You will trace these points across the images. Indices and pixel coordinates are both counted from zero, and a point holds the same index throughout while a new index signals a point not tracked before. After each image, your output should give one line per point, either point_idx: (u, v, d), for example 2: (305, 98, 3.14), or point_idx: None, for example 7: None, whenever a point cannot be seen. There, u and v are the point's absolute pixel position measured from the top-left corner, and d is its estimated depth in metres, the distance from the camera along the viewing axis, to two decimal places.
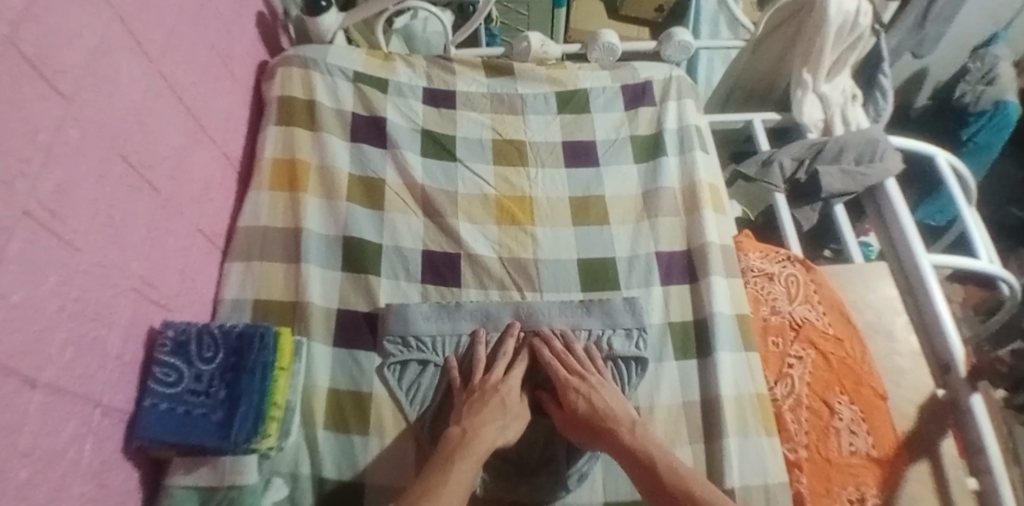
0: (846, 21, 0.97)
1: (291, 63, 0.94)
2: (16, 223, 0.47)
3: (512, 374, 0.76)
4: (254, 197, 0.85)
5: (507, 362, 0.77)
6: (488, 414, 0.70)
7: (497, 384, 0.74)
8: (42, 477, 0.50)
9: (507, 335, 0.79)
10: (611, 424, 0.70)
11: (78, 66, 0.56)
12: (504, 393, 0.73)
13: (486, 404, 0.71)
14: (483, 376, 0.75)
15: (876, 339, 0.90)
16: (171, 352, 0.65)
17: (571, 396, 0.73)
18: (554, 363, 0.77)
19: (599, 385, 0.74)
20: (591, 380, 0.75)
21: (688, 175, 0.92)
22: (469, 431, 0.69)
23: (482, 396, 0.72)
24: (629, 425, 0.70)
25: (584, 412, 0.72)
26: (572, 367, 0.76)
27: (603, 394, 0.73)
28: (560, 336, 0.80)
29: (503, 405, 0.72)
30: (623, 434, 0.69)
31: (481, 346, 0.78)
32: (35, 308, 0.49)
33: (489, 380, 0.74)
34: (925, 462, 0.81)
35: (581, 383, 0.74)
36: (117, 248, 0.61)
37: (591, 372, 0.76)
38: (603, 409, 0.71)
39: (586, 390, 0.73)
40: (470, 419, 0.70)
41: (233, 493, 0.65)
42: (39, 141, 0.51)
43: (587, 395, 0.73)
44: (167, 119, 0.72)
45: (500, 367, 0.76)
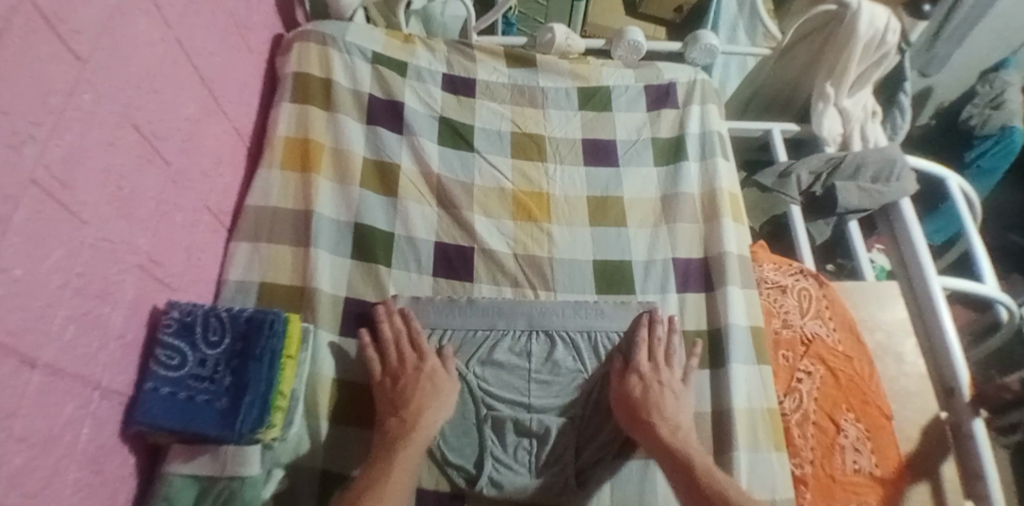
0: (875, 37, 0.97)
1: (309, 39, 0.91)
2: (23, 191, 0.45)
3: (428, 352, 0.73)
4: (265, 175, 0.81)
5: (414, 341, 0.74)
6: (420, 400, 0.68)
7: (418, 365, 0.71)
8: (37, 463, 0.48)
9: (392, 317, 0.75)
10: (654, 419, 0.69)
11: (96, 26, 0.53)
12: (428, 372, 0.71)
13: (415, 388, 0.69)
14: (398, 358, 0.72)
15: (885, 360, 0.91)
16: (176, 333, 0.62)
17: (630, 379, 0.72)
18: (641, 344, 0.75)
19: (667, 382, 0.73)
20: (663, 374, 0.73)
21: (709, 182, 0.91)
22: (407, 419, 0.67)
23: (408, 381, 0.70)
24: (671, 428, 0.68)
25: (638, 398, 0.71)
26: (654, 355, 0.74)
27: (665, 390, 0.72)
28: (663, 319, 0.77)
29: (433, 384, 0.70)
30: (661, 433, 0.67)
31: (387, 324, 0.74)
32: (37, 284, 0.47)
33: (406, 366, 0.71)
34: (926, 484, 0.81)
35: (649, 371, 0.73)
36: (125, 222, 0.58)
37: (667, 368, 0.74)
38: (654, 402, 0.70)
39: (649, 378, 0.72)
40: (404, 408, 0.68)
41: (234, 485, 0.62)
42: (50, 106, 0.47)
43: (648, 384, 0.71)
44: (182, 88, 0.68)
45: (410, 347, 0.73)
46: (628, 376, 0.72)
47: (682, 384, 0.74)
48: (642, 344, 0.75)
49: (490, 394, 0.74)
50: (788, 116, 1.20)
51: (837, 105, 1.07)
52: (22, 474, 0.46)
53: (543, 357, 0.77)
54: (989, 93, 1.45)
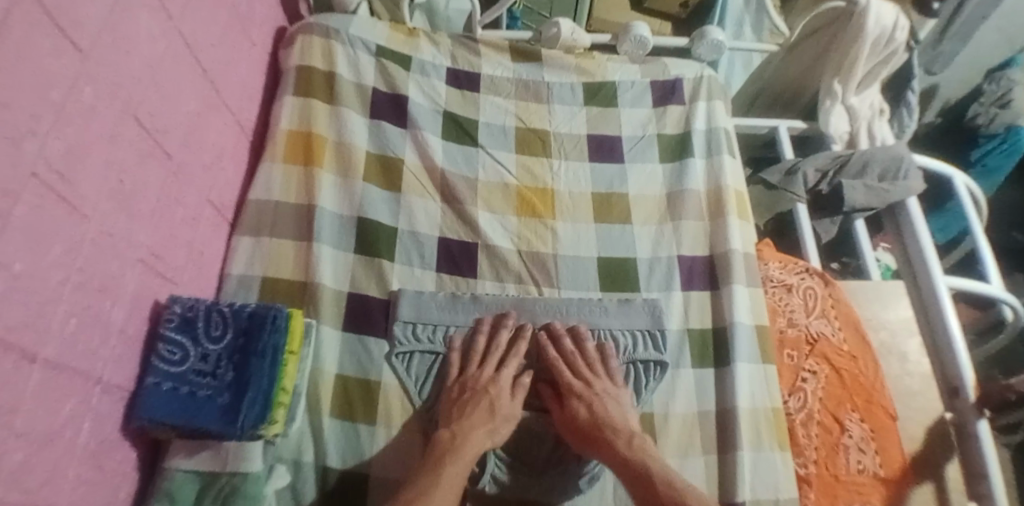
0: (883, 35, 0.95)
1: (312, 32, 0.90)
2: (23, 185, 0.44)
3: (504, 372, 0.73)
4: (267, 169, 0.81)
5: (500, 358, 0.74)
6: (474, 421, 0.68)
7: (489, 383, 0.71)
8: (37, 459, 0.47)
9: (501, 325, 0.76)
10: (608, 435, 0.68)
11: (98, 18, 0.52)
12: (495, 394, 0.70)
13: (475, 407, 0.69)
14: (476, 370, 0.72)
15: (889, 360, 0.90)
16: (178, 328, 0.61)
17: (572, 402, 0.71)
18: (558, 363, 0.74)
19: (604, 393, 0.72)
20: (597, 387, 0.72)
21: (714, 179, 0.90)
22: (459, 435, 0.66)
23: (473, 398, 0.70)
24: (627, 438, 0.67)
25: (585, 419, 0.69)
26: (578, 369, 0.73)
27: (607, 403, 0.71)
28: (569, 332, 0.76)
29: (492, 407, 0.69)
30: (620, 447, 0.67)
31: (483, 336, 0.75)
32: (38, 280, 0.46)
33: (480, 378, 0.71)
34: (930, 484, 0.81)
35: (584, 388, 0.71)
36: (126, 217, 0.58)
37: (598, 377, 0.73)
38: (603, 418, 0.69)
39: (589, 396, 0.71)
40: (458, 424, 0.67)
41: (235, 481, 0.61)
42: (50, 99, 0.47)
43: (590, 403, 0.70)
44: (184, 81, 0.68)
45: (490, 361, 0.73)
46: (571, 400, 0.71)
47: (618, 386, 0.74)
48: (557, 362, 0.74)
49: None
50: (794, 113, 1.19)
51: (844, 102, 1.05)
52: (22, 471, 0.45)
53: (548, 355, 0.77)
54: (994, 92, 1.43)
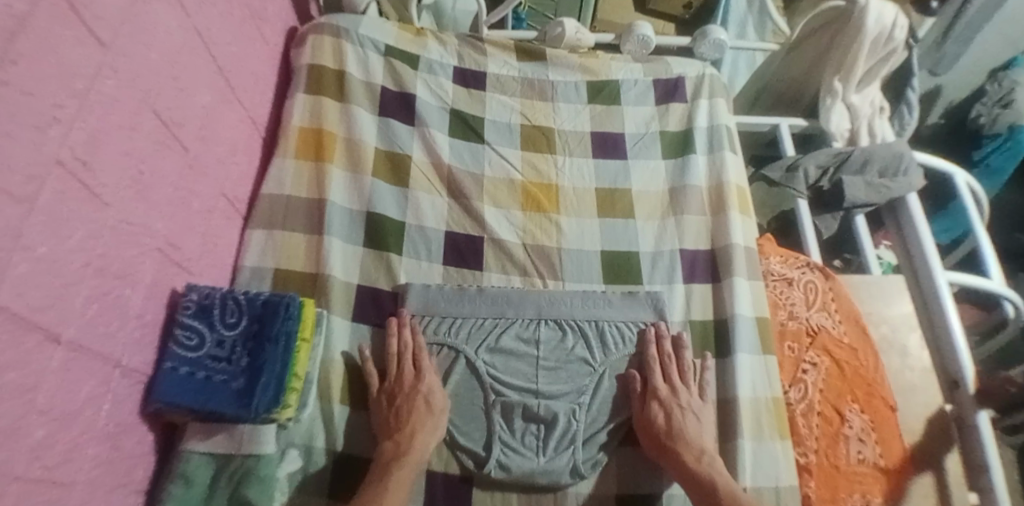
0: (882, 34, 0.97)
1: (323, 31, 0.93)
2: (47, 172, 0.46)
3: (425, 367, 0.73)
4: (279, 163, 0.83)
5: (413, 358, 0.74)
6: (415, 423, 0.68)
7: (415, 382, 0.71)
8: (57, 437, 0.49)
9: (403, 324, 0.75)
10: (679, 446, 0.70)
11: (117, 13, 0.54)
12: (426, 390, 0.71)
13: (412, 408, 0.69)
14: (397, 373, 0.72)
15: (890, 354, 0.91)
16: (194, 315, 0.63)
17: (652, 405, 0.73)
18: (654, 362, 0.76)
19: (687, 404, 0.73)
20: (681, 397, 0.73)
21: (717, 175, 0.92)
22: (402, 442, 0.67)
23: (407, 400, 0.70)
24: (696, 453, 0.69)
25: (661, 425, 0.71)
26: (669, 374, 0.75)
27: (687, 415, 0.72)
28: (672, 336, 0.78)
29: (429, 404, 0.70)
30: (688, 459, 0.69)
31: (395, 338, 0.75)
32: (60, 263, 0.48)
33: (404, 381, 0.71)
34: (930, 476, 0.82)
35: (668, 394, 0.73)
36: (145, 206, 0.60)
37: (687, 389, 0.75)
38: (677, 428, 0.71)
39: (670, 403, 0.73)
40: (399, 431, 0.68)
41: (249, 462, 0.63)
42: (74, 89, 0.49)
43: (669, 410, 0.72)
44: (199, 77, 0.70)
45: (410, 361, 0.73)
46: (650, 401, 0.73)
47: (703, 401, 0.75)
48: (654, 362, 0.76)
49: (500, 380, 0.75)
50: (798, 112, 1.20)
51: (845, 101, 1.07)
52: (42, 447, 0.48)
53: (553, 344, 0.78)
54: (997, 92, 1.45)
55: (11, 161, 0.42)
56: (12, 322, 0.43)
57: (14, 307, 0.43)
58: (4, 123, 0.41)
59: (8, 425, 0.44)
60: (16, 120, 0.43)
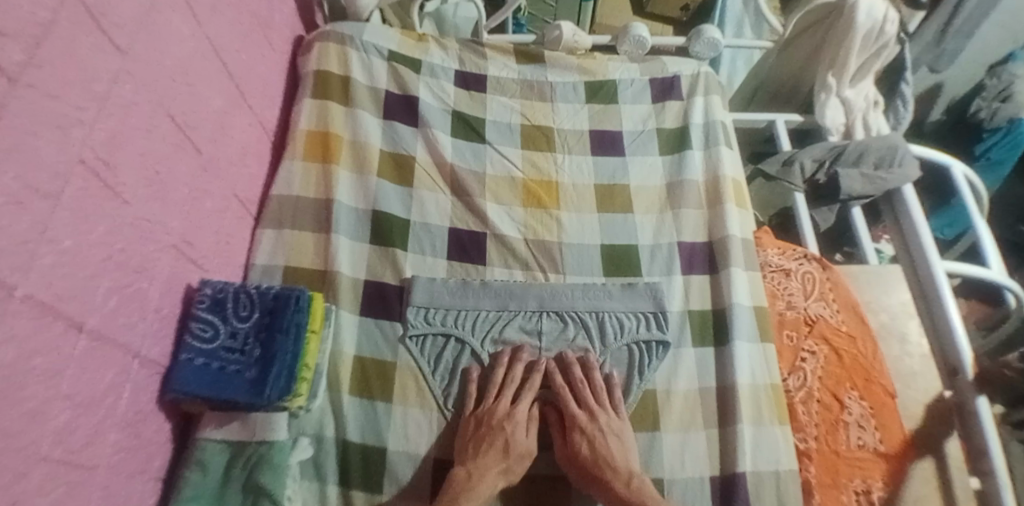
0: (873, 29, 0.99)
1: (328, 38, 0.96)
2: (71, 170, 0.49)
3: (519, 407, 0.74)
4: (288, 165, 0.86)
5: (513, 392, 0.75)
6: (490, 460, 0.69)
7: (505, 418, 0.73)
8: (81, 421, 0.52)
9: (516, 359, 0.77)
10: (608, 475, 0.70)
11: (134, 21, 0.58)
12: (510, 431, 0.72)
13: (490, 445, 0.70)
14: (493, 402, 0.74)
15: (890, 341, 0.93)
16: (209, 308, 0.66)
17: (575, 438, 0.73)
18: (564, 392, 0.76)
19: (607, 425, 0.73)
20: (600, 420, 0.73)
21: (713, 169, 0.94)
22: (473, 475, 0.68)
23: (490, 434, 0.71)
24: (625, 479, 0.69)
25: (586, 456, 0.71)
26: (586, 398, 0.75)
27: (609, 438, 0.72)
28: (579, 361, 0.78)
29: (507, 445, 0.71)
30: (617, 487, 0.69)
31: (502, 368, 0.77)
32: (83, 256, 0.51)
33: (495, 412, 0.73)
34: (930, 460, 0.83)
35: (587, 423, 0.73)
36: (161, 204, 0.63)
37: (603, 409, 0.74)
38: (604, 458, 0.70)
39: (591, 431, 0.72)
40: (474, 461, 0.69)
41: (262, 449, 0.65)
42: (94, 92, 0.52)
43: (591, 438, 0.72)
44: (210, 83, 0.73)
45: (509, 393, 0.75)
46: (573, 435, 0.73)
47: (622, 419, 0.75)
48: (565, 391, 0.76)
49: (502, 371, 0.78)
50: (792, 108, 1.22)
51: (839, 95, 1.09)
52: (66, 431, 0.50)
53: (554, 335, 0.81)
54: (996, 86, 1.48)
55: (37, 159, 0.45)
56: (38, 310, 0.46)
57: (40, 296, 0.46)
58: (31, 123, 0.44)
59: (34, 407, 0.46)
60: (41, 121, 0.46)
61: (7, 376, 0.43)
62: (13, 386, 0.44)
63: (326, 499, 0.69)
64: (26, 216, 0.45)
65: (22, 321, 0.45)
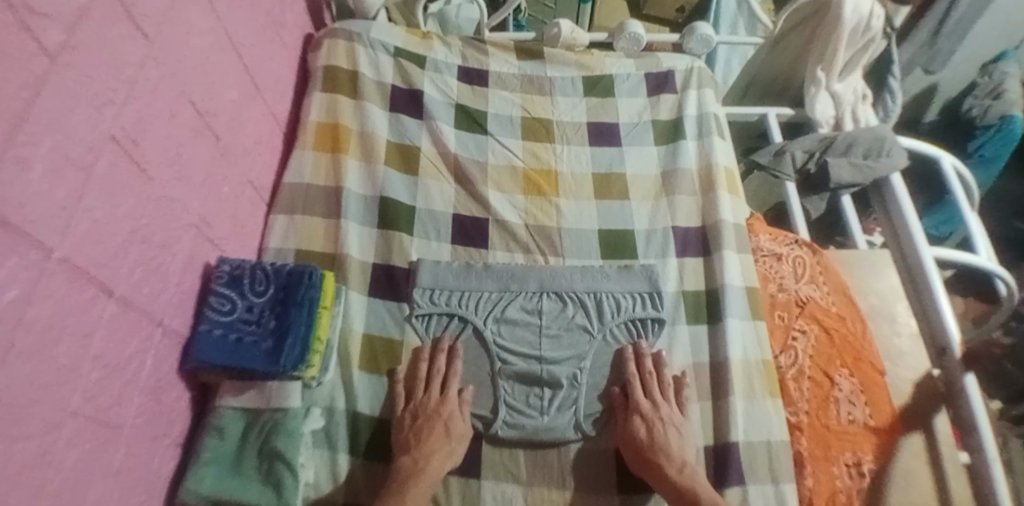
0: (860, 24, 1.03)
1: (337, 36, 1.00)
2: (103, 146, 0.53)
3: (449, 393, 0.76)
4: (299, 155, 0.90)
5: (441, 382, 0.77)
6: (433, 444, 0.71)
7: (440, 405, 0.75)
8: (110, 382, 0.56)
9: (438, 349, 0.79)
10: (661, 459, 0.72)
11: (159, 12, 0.62)
12: (447, 416, 0.74)
13: (432, 431, 0.72)
14: (423, 395, 0.76)
15: (879, 321, 0.96)
16: (226, 284, 0.70)
17: (634, 420, 0.75)
18: (636, 380, 0.78)
19: (668, 417, 0.75)
20: (662, 411, 0.75)
21: (706, 158, 0.98)
22: (419, 461, 0.70)
23: (427, 423, 0.73)
24: (678, 465, 0.72)
25: (644, 441, 0.73)
26: (651, 390, 0.77)
27: (669, 429, 0.74)
28: (651, 354, 0.80)
29: (447, 429, 0.73)
30: (671, 474, 0.71)
31: (425, 363, 0.78)
32: (113, 226, 0.55)
33: (428, 403, 0.74)
34: (919, 435, 0.85)
35: (650, 409, 0.75)
36: (182, 185, 0.67)
37: (666, 401, 0.77)
38: (660, 441, 0.73)
39: (653, 417, 0.74)
40: (418, 449, 0.71)
41: (278, 416, 0.69)
42: (124, 76, 0.56)
43: (651, 424, 0.74)
44: (227, 74, 0.77)
45: (438, 385, 0.77)
46: (631, 416, 0.75)
47: (681, 415, 0.77)
48: (636, 380, 0.78)
49: (505, 348, 0.81)
50: (784, 102, 1.26)
51: (829, 89, 1.13)
52: (96, 389, 0.54)
53: (554, 315, 0.83)
54: (988, 84, 1.51)
55: (73, 133, 0.49)
56: (73, 273, 0.50)
57: (75, 260, 0.50)
58: (67, 99, 0.48)
59: (67, 364, 0.50)
60: (77, 99, 0.50)
61: (45, 331, 0.47)
62: (50, 341, 0.48)
63: (336, 467, 0.72)
64: (63, 185, 0.49)
65: (58, 281, 0.48)
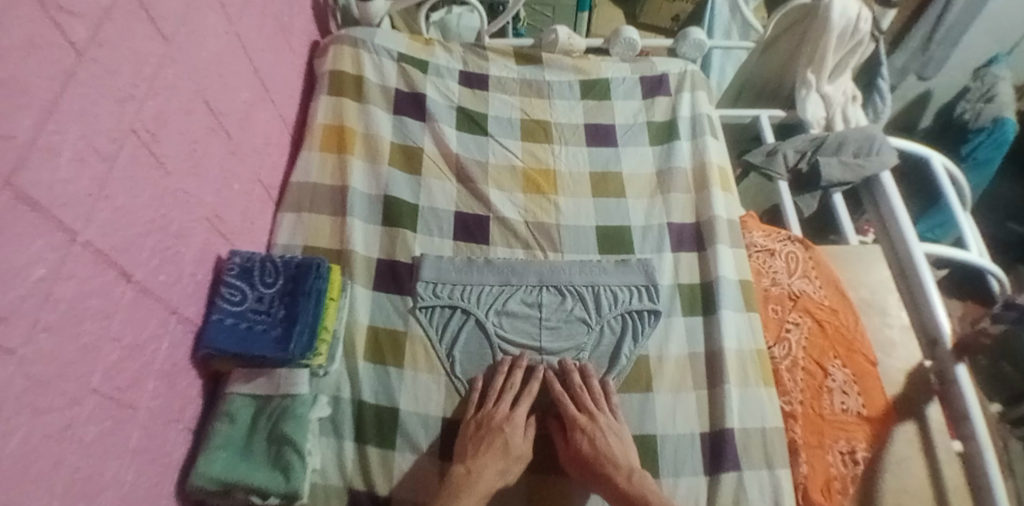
0: (848, 26, 1.06)
1: (343, 42, 1.04)
2: (125, 138, 0.56)
3: (518, 410, 0.77)
4: (306, 156, 0.94)
5: (513, 397, 0.78)
6: (489, 458, 0.73)
7: (505, 420, 0.76)
8: (128, 363, 0.58)
9: (515, 366, 0.80)
10: (609, 470, 0.73)
11: (177, 15, 0.65)
12: (509, 432, 0.75)
13: (490, 444, 0.74)
14: (492, 406, 0.77)
15: (870, 313, 0.97)
16: (237, 275, 0.73)
17: (576, 436, 0.75)
18: (565, 398, 0.78)
19: (606, 426, 0.76)
20: (599, 420, 0.76)
21: (700, 157, 1.01)
22: (473, 471, 0.71)
23: (489, 435, 0.74)
24: (627, 473, 0.72)
25: (587, 452, 0.74)
26: (585, 404, 0.77)
27: (609, 437, 0.75)
28: (578, 369, 0.81)
29: (506, 446, 0.74)
30: (619, 482, 0.72)
31: (502, 375, 0.80)
32: (133, 214, 0.58)
33: (495, 416, 0.76)
34: (913, 424, 0.87)
35: (587, 422, 0.75)
36: (197, 179, 0.70)
37: (601, 411, 0.77)
38: (605, 453, 0.73)
39: (592, 430, 0.75)
40: (473, 458, 0.72)
41: (286, 402, 0.72)
42: (144, 73, 0.59)
43: (592, 436, 0.74)
44: (239, 76, 0.81)
45: (510, 398, 0.78)
46: (575, 433, 0.75)
47: (618, 420, 0.78)
48: (565, 397, 0.78)
49: (505, 338, 0.83)
50: (777, 104, 1.30)
51: (819, 91, 1.16)
52: (115, 369, 0.56)
53: (553, 307, 0.86)
54: (981, 88, 1.53)
55: (97, 124, 0.52)
56: (95, 256, 0.53)
57: (97, 244, 0.53)
58: (93, 92, 0.52)
59: (88, 342, 0.53)
60: (102, 92, 0.53)
61: (69, 309, 0.50)
62: (73, 319, 0.50)
63: (343, 453, 0.75)
64: (88, 173, 0.52)
65: (81, 263, 0.51)
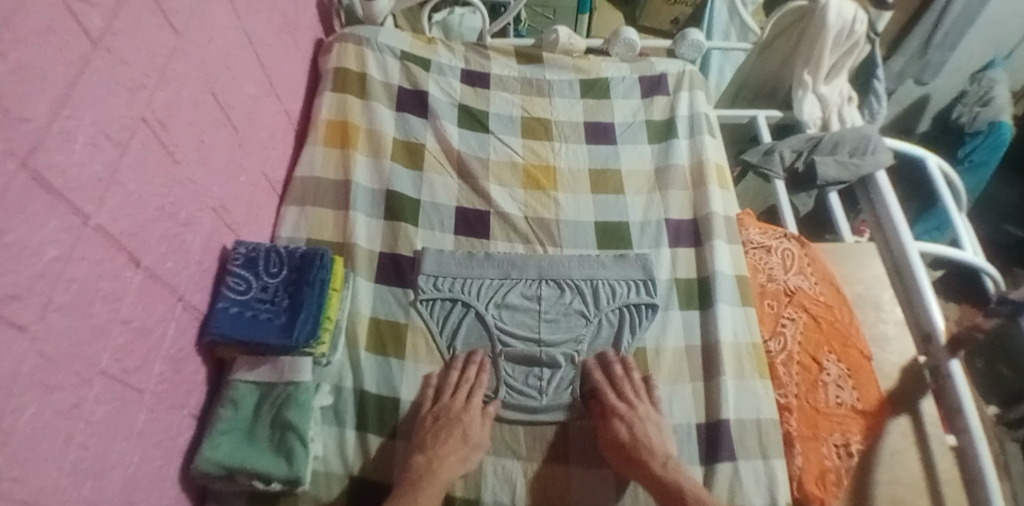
0: (844, 28, 1.09)
1: (347, 40, 1.06)
2: (136, 126, 0.58)
3: (475, 402, 0.78)
4: (310, 151, 0.95)
5: (469, 390, 0.79)
6: (450, 446, 0.73)
7: (462, 410, 0.77)
8: (136, 346, 0.60)
9: (471, 362, 0.81)
10: (644, 455, 0.74)
11: (187, 9, 0.67)
12: (467, 422, 0.76)
13: (449, 434, 0.74)
14: (448, 399, 0.78)
15: (865, 309, 1.00)
16: (243, 265, 0.74)
17: (614, 422, 0.76)
18: (608, 387, 0.79)
19: (645, 415, 0.77)
20: (639, 409, 0.77)
21: (698, 155, 1.02)
22: (434, 460, 0.72)
23: (447, 425, 0.75)
24: (662, 460, 0.74)
25: (626, 440, 0.75)
26: (623, 392, 0.78)
27: (648, 425, 0.76)
28: (619, 359, 0.82)
29: (465, 433, 0.75)
30: (656, 467, 0.73)
31: (457, 370, 0.81)
32: (143, 201, 0.60)
33: (452, 407, 0.77)
34: (907, 417, 0.88)
35: (627, 410, 0.76)
36: (204, 170, 0.71)
37: (641, 400, 0.78)
38: (642, 440, 0.75)
39: (631, 418, 0.76)
40: (434, 449, 0.73)
41: (290, 389, 0.73)
42: (155, 64, 0.61)
43: (631, 424, 0.76)
44: (245, 70, 0.82)
45: (465, 392, 0.79)
46: (611, 420, 0.77)
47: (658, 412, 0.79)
48: (606, 387, 0.80)
49: (505, 331, 0.84)
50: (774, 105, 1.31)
51: (816, 92, 1.18)
52: (123, 352, 0.58)
53: (552, 300, 0.87)
54: (978, 91, 1.54)
55: (110, 111, 0.54)
56: (106, 240, 0.54)
57: (108, 228, 0.54)
58: (106, 80, 0.53)
59: (99, 324, 0.54)
60: (115, 80, 0.55)
61: (81, 290, 0.51)
62: (84, 300, 0.52)
63: (345, 441, 0.76)
64: (101, 159, 0.53)
65: (93, 246, 0.53)
